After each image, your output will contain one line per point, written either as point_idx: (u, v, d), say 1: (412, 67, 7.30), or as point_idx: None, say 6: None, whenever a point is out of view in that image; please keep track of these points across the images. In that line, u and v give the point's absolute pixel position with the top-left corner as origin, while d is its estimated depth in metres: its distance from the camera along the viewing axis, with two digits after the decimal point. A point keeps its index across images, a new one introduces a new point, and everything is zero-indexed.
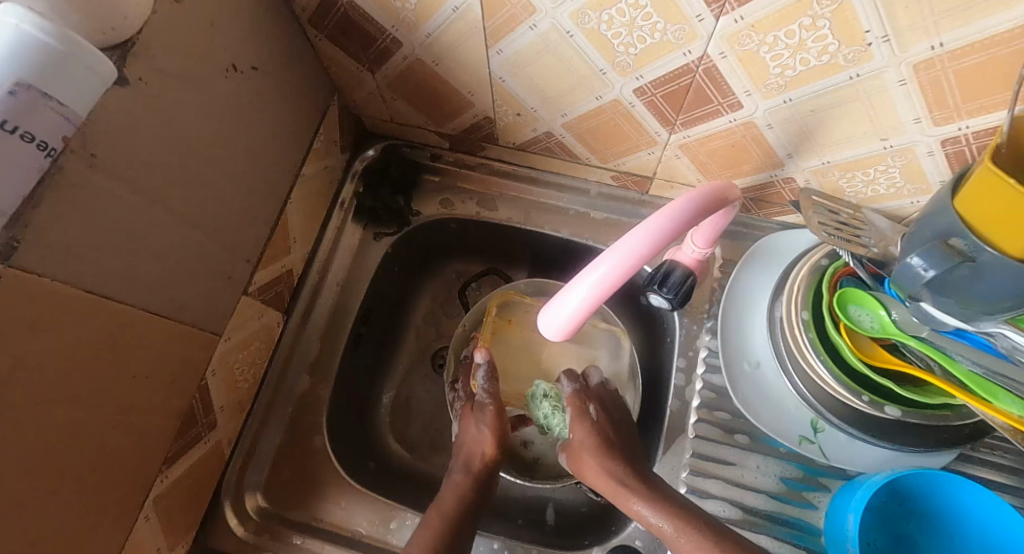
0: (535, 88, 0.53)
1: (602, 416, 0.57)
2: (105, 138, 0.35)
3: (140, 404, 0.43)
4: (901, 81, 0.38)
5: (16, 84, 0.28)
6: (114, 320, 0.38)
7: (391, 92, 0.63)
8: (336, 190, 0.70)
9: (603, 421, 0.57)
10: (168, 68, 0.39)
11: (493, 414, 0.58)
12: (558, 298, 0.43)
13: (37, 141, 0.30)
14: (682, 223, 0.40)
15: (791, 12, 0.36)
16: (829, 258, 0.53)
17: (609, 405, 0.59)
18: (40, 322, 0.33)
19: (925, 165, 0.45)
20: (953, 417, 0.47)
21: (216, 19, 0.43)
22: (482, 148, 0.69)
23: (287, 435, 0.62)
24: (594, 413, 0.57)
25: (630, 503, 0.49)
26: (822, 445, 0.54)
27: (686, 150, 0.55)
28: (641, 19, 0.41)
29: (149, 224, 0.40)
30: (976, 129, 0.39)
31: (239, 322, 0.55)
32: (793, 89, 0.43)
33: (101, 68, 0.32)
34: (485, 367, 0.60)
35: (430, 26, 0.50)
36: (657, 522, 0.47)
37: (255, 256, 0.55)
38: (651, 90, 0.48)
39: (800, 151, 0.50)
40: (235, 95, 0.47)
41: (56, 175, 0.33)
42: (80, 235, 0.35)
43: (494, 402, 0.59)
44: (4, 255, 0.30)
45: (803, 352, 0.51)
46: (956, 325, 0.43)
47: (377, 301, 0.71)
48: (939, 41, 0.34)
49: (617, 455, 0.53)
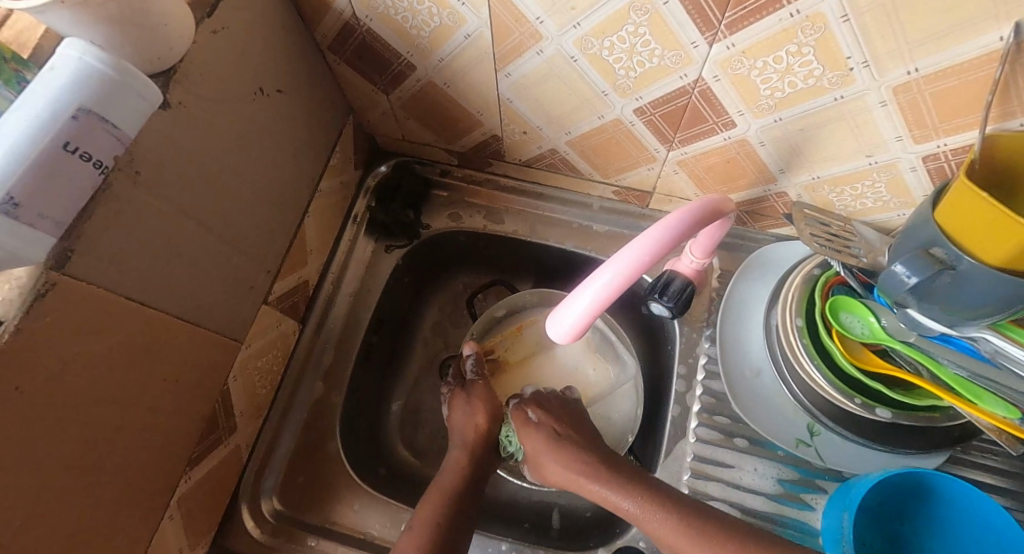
0: (540, 109, 0.57)
1: (542, 418, 0.58)
2: (147, 156, 0.38)
3: (169, 405, 0.45)
4: (882, 103, 0.41)
5: (78, 109, 0.31)
6: (149, 325, 0.41)
7: (404, 112, 0.66)
8: (349, 205, 0.73)
9: (546, 421, 0.57)
10: (203, 93, 0.42)
11: (482, 389, 0.62)
12: (564, 305, 0.46)
13: (93, 160, 0.33)
14: (680, 233, 0.42)
15: (778, 40, 0.39)
16: (820, 268, 0.55)
17: (549, 402, 0.60)
18: (85, 325, 0.35)
19: (909, 180, 0.48)
20: (941, 418, 0.49)
21: (247, 48, 0.47)
22: (489, 164, 0.72)
23: (301, 440, 0.64)
24: (536, 417, 0.58)
25: (592, 487, 0.52)
26: (818, 448, 0.56)
27: (684, 166, 0.58)
28: (641, 46, 0.44)
29: (181, 235, 0.43)
30: (954, 146, 0.42)
31: (259, 330, 0.57)
32: (782, 109, 0.46)
33: (148, 93, 0.35)
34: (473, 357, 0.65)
35: (443, 52, 0.53)
36: (625, 506, 0.49)
37: (275, 267, 0.58)
38: (650, 110, 0.51)
39: (791, 167, 0.53)
40: (260, 116, 0.51)
41: (106, 191, 0.36)
42: (125, 245, 0.38)
43: (483, 379, 0.63)
44: (58, 263, 0.33)
45: (798, 358, 0.53)
46: (942, 330, 0.46)
47: (388, 311, 0.73)
48: (914, 66, 0.37)
49: (576, 444, 0.55)
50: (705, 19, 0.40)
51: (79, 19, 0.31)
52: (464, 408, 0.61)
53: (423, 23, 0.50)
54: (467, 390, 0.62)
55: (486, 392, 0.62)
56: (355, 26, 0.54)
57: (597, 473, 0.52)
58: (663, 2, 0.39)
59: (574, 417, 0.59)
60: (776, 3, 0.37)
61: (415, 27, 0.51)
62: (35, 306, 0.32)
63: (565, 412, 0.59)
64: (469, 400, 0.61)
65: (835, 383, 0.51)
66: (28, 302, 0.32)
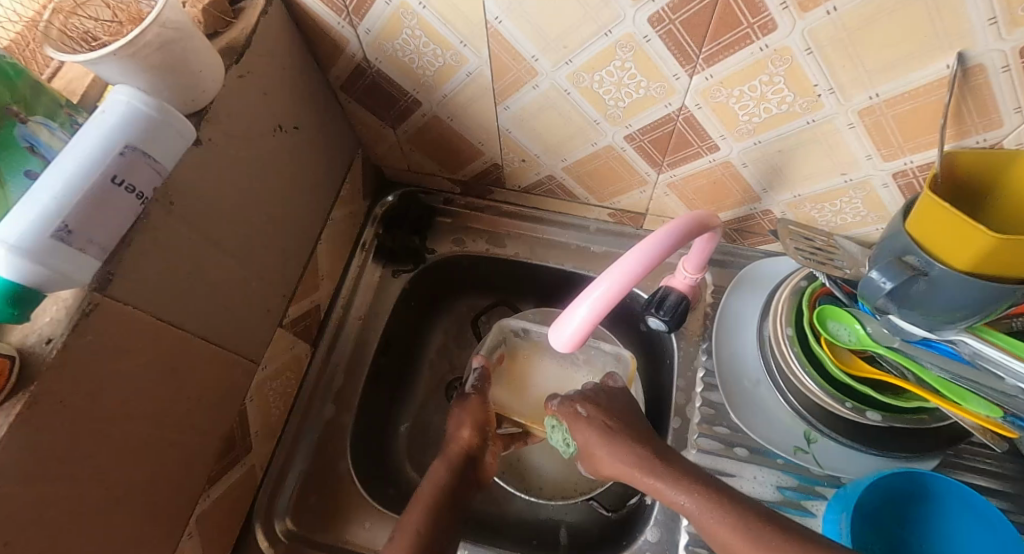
0: (538, 138, 0.61)
1: (593, 412, 0.57)
2: (179, 188, 0.42)
3: (192, 423, 0.48)
4: (850, 125, 0.45)
5: (126, 146, 0.35)
6: (176, 344, 0.44)
7: (410, 145, 0.70)
8: (358, 233, 0.77)
9: (597, 415, 0.57)
10: (229, 131, 0.46)
11: (472, 400, 0.63)
12: (563, 318, 0.48)
13: (135, 192, 0.36)
14: (668, 246, 0.45)
15: (751, 71, 0.44)
16: (807, 280, 0.58)
17: (603, 398, 0.59)
18: (121, 344, 0.38)
19: (883, 196, 0.51)
20: (930, 421, 0.51)
21: (268, 90, 0.51)
22: (491, 192, 0.76)
23: (313, 461, 0.66)
24: (587, 411, 0.58)
25: (653, 485, 0.51)
26: (816, 454, 0.58)
27: (674, 188, 0.62)
28: (627, 79, 0.48)
29: (206, 261, 0.46)
30: (920, 163, 0.46)
31: (275, 352, 0.60)
32: (760, 133, 0.50)
33: (184, 130, 0.39)
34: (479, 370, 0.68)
35: (447, 89, 0.58)
36: (682, 503, 0.49)
37: (290, 291, 0.61)
38: (640, 137, 0.55)
39: (773, 186, 0.56)
40: (279, 152, 0.55)
41: (144, 220, 0.39)
42: (158, 270, 0.41)
43: (477, 393, 0.64)
44: (101, 285, 0.36)
45: (790, 366, 0.56)
46: (923, 334, 0.48)
47: (396, 334, 0.76)
48: (875, 92, 0.41)
49: (628, 439, 0.55)
50: (685, 53, 0.44)
51: (126, 68, 0.36)
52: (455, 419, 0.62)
53: (428, 64, 0.55)
54: (461, 403, 0.64)
55: (478, 404, 0.63)
56: (366, 68, 0.58)
57: (652, 473, 0.51)
58: (645, 40, 0.44)
59: (625, 409, 0.59)
60: (747, 39, 0.41)
61: (421, 67, 0.55)
62: (80, 324, 0.35)
63: (615, 413, 0.57)
64: (460, 412, 0.63)
65: (827, 388, 0.53)
66: (74, 320, 0.35)
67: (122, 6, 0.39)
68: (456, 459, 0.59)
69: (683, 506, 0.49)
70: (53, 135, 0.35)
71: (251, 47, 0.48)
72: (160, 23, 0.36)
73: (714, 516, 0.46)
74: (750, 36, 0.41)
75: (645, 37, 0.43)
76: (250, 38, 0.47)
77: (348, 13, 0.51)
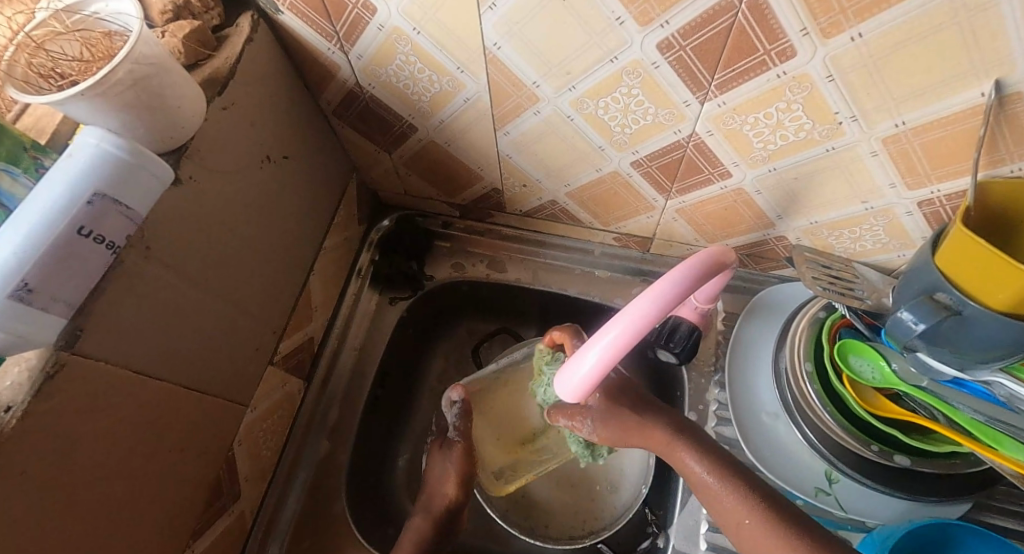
0: (540, 163, 0.58)
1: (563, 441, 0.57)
2: (157, 232, 0.39)
3: (173, 476, 0.45)
4: (873, 152, 0.42)
5: (94, 195, 0.32)
6: (154, 396, 0.41)
7: (406, 169, 0.68)
8: (353, 259, 0.74)
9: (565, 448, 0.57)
10: (213, 166, 0.44)
11: (459, 451, 0.60)
12: (573, 362, 0.46)
13: (105, 242, 0.34)
14: (681, 289, 0.41)
15: (767, 98, 0.41)
16: (826, 310, 0.55)
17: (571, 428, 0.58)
18: (93, 403, 0.35)
19: (907, 224, 0.48)
20: (963, 465, 0.48)
21: (256, 120, 0.49)
22: (491, 215, 0.73)
23: (308, 502, 0.63)
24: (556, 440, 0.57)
25: (677, 453, 0.50)
26: (838, 496, 0.54)
27: (683, 214, 0.59)
28: (634, 105, 0.46)
29: (189, 305, 0.44)
30: (948, 193, 0.43)
31: (265, 391, 0.57)
32: (776, 160, 0.47)
33: (161, 172, 0.37)
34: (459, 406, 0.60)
35: (443, 114, 0.55)
36: None
37: (281, 327, 0.58)
38: (647, 163, 0.52)
39: (790, 212, 0.53)
40: (268, 183, 0.52)
41: (117, 268, 0.36)
42: (133, 319, 0.38)
43: (464, 441, 0.60)
44: (68, 343, 0.33)
45: (809, 404, 0.53)
46: (953, 374, 0.45)
47: (393, 364, 0.73)
48: (902, 119, 0.38)
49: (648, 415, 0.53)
50: (696, 80, 0.41)
51: (97, 109, 0.34)
52: (441, 467, 0.60)
53: (424, 89, 0.52)
54: (444, 450, 0.61)
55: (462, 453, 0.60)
56: (359, 93, 0.56)
57: (675, 440, 0.51)
58: (653, 65, 0.41)
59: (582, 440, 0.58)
60: (763, 65, 0.38)
61: (416, 93, 0.53)
62: (44, 388, 0.32)
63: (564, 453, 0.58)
64: (445, 461, 0.60)
65: (852, 430, 0.50)
66: (37, 385, 0.32)
67: (92, 42, 0.37)
68: (440, 517, 0.59)
69: (697, 476, 0.48)
70: (16, 182, 0.32)
71: (235, 76, 0.45)
72: (134, 59, 0.34)
73: (726, 496, 0.46)
74: (766, 63, 0.38)
75: (653, 63, 0.41)
76: (234, 67, 0.45)
77: (339, 38, 0.48)
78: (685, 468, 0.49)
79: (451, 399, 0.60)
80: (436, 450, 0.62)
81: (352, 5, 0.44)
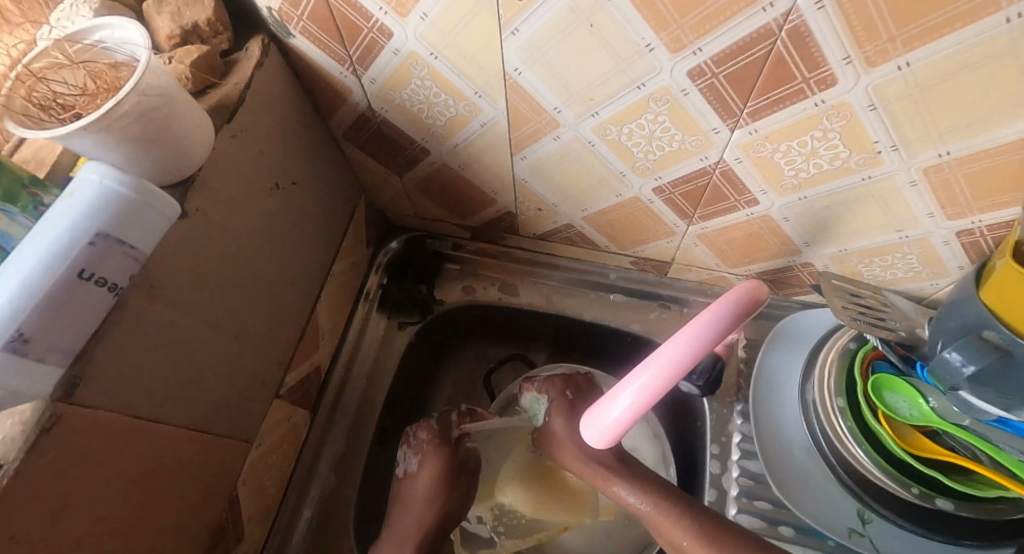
0: (558, 188, 0.56)
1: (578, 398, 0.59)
2: (162, 268, 0.37)
3: (170, 523, 0.42)
4: (912, 182, 0.40)
5: (96, 235, 0.30)
6: (152, 441, 0.39)
7: (417, 192, 0.66)
8: (361, 283, 0.72)
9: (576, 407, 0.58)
10: (220, 196, 0.42)
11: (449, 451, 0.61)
12: (601, 408, 0.44)
13: (108, 284, 0.32)
14: (718, 332, 0.40)
15: (803, 126, 0.39)
16: (856, 341, 0.53)
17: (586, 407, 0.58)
18: (89, 454, 0.33)
19: (943, 254, 0.46)
20: (1010, 511, 0.46)
21: (265, 147, 0.47)
22: (503, 238, 0.71)
23: (314, 540, 0.60)
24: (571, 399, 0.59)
25: (610, 485, 0.53)
26: (873, 538, 0.51)
27: (704, 239, 0.57)
28: (660, 132, 0.44)
29: (193, 341, 0.41)
30: (990, 223, 0.40)
31: (270, 427, 0.55)
32: (807, 188, 0.45)
33: (167, 207, 0.35)
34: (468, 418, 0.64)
35: (458, 138, 0.53)
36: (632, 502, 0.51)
37: (287, 358, 0.56)
38: (670, 189, 0.51)
39: (817, 240, 0.51)
40: (276, 210, 0.50)
41: (120, 309, 0.34)
42: (134, 362, 0.36)
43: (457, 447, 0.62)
44: (66, 393, 0.31)
45: (842, 442, 0.51)
46: (999, 414, 0.42)
47: (402, 392, 0.71)
48: (946, 149, 0.36)
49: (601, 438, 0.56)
50: (727, 108, 0.39)
51: (100, 143, 0.32)
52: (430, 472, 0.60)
53: (439, 114, 0.50)
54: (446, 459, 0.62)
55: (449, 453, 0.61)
56: (370, 116, 0.54)
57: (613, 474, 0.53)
58: (682, 92, 0.39)
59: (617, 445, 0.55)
60: (801, 93, 0.36)
61: (430, 117, 0.51)
62: (37, 443, 0.30)
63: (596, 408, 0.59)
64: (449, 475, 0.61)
65: (887, 469, 0.48)
66: (31, 439, 0.30)
67: (97, 72, 0.35)
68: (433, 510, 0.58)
69: (629, 505, 0.52)
70: (13, 222, 0.31)
71: (245, 102, 0.43)
72: (140, 90, 0.32)
73: (660, 521, 0.49)
74: (804, 91, 0.36)
75: (682, 90, 0.39)
76: (243, 93, 0.43)
77: (352, 61, 0.47)
78: (616, 494, 0.53)
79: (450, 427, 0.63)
80: (432, 454, 0.60)
81: (366, 29, 0.43)
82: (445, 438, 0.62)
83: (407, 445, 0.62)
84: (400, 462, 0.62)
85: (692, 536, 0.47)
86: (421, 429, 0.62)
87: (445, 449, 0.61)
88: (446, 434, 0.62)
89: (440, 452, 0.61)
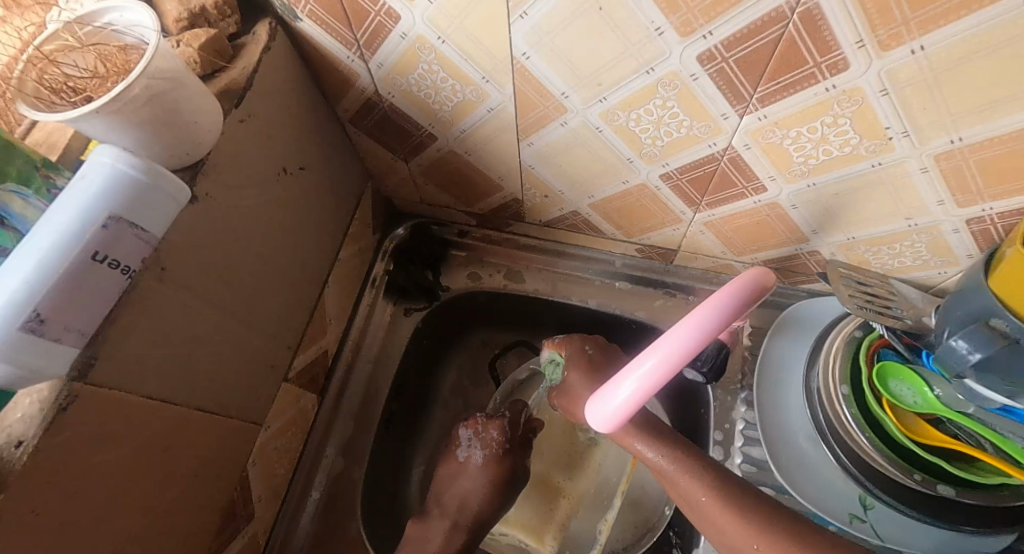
0: (564, 175, 0.56)
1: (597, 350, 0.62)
2: (172, 251, 0.37)
3: (183, 503, 0.43)
4: (923, 169, 0.40)
5: (109, 218, 0.31)
6: (165, 422, 0.39)
7: (423, 178, 0.66)
8: (368, 269, 0.73)
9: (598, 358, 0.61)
10: (229, 181, 0.42)
11: (506, 458, 0.62)
12: (607, 392, 0.45)
13: (121, 266, 0.32)
14: (723, 319, 0.40)
15: (814, 111, 0.39)
16: (862, 329, 0.53)
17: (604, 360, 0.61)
18: (105, 433, 0.34)
19: (952, 242, 0.45)
20: (1011, 498, 0.46)
21: (273, 131, 0.47)
22: (509, 225, 0.71)
23: (322, 520, 0.61)
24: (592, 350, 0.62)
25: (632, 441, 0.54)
26: (874, 524, 0.51)
27: (711, 227, 0.57)
28: (668, 118, 0.44)
29: (203, 325, 0.42)
30: (1001, 211, 0.40)
31: (279, 410, 0.55)
32: (817, 174, 0.45)
33: (177, 191, 0.35)
34: (472, 425, 0.64)
35: (465, 124, 0.53)
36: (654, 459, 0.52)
37: (295, 342, 0.57)
38: (677, 176, 0.50)
39: (825, 227, 0.51)
40: (284, 195, 0.51)
41: (132, 291, 0.34)
42: (147, 344, 0.36)
43: (507, 452, 0.63)
44: (81, 373, 0.32)
45: (846, 428, 0.51)
46: (1004, 402, 0.42)
47: (408, 376, 0.71)
48: (958, 136, 0.36)
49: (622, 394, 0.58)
50: (736, 93, 0.39)
51: (111, 126, 0.32)
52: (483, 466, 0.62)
53: (446, 99, 0.50)
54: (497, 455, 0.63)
55: (498, 457, 0.62)
56: (377, 101, 0.54)
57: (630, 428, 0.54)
58: (691, 78, 0.39)
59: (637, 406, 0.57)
60: (811, 78, 0.36)
61: (437, 102, 0.51)
62: (55, 422, 0.31)
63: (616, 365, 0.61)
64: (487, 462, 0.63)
65: (890, 456, 0.48)
66: (49, 417, 0.30)
67: (107, 55, 0.36)
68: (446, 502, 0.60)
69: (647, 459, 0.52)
70: (28, 204, 0.31)
71: (252, 87, 0.43)
72: (150, 74, 0.32)
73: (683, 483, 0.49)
74: (815, 76, 0.36)
75: (691, 75, 0.39)
76: (251, 78, 0.43)
77: (359, 46, 0.47)
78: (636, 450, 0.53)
79: (477, 440, 0.63)
80: (497, 455, 0.62)
81: (374, 12, 0.42)
82: (513, 434, 0.64)
83: (474, 429, 0.64)
84: (460, 444, 0.64)
85: (711, 495, 0.47)
86: (492, 423, 0.64)
87: (506, 449, 0.63)
88: (489, 437, 0.63)
89: (499, 456, 0.62)
